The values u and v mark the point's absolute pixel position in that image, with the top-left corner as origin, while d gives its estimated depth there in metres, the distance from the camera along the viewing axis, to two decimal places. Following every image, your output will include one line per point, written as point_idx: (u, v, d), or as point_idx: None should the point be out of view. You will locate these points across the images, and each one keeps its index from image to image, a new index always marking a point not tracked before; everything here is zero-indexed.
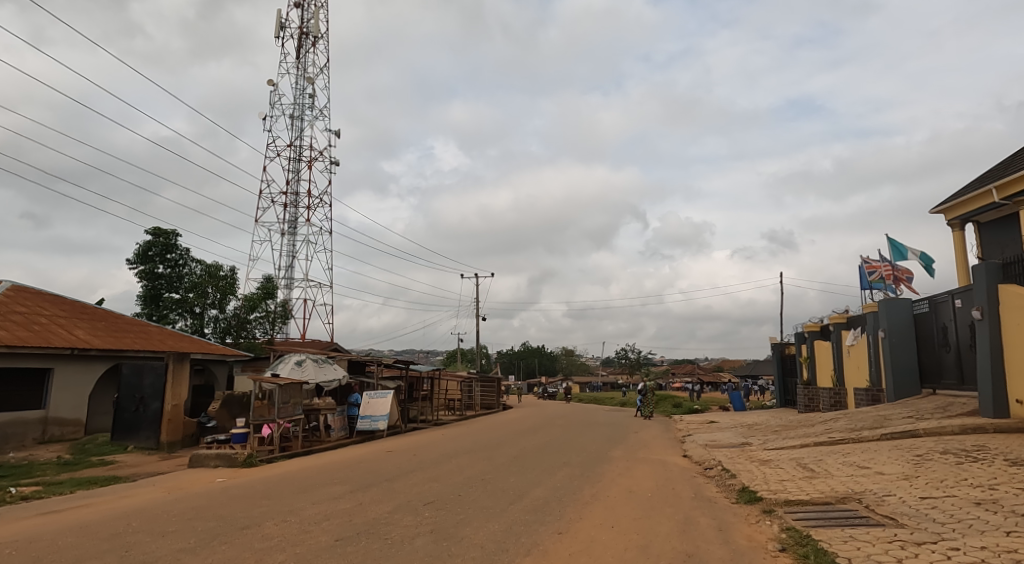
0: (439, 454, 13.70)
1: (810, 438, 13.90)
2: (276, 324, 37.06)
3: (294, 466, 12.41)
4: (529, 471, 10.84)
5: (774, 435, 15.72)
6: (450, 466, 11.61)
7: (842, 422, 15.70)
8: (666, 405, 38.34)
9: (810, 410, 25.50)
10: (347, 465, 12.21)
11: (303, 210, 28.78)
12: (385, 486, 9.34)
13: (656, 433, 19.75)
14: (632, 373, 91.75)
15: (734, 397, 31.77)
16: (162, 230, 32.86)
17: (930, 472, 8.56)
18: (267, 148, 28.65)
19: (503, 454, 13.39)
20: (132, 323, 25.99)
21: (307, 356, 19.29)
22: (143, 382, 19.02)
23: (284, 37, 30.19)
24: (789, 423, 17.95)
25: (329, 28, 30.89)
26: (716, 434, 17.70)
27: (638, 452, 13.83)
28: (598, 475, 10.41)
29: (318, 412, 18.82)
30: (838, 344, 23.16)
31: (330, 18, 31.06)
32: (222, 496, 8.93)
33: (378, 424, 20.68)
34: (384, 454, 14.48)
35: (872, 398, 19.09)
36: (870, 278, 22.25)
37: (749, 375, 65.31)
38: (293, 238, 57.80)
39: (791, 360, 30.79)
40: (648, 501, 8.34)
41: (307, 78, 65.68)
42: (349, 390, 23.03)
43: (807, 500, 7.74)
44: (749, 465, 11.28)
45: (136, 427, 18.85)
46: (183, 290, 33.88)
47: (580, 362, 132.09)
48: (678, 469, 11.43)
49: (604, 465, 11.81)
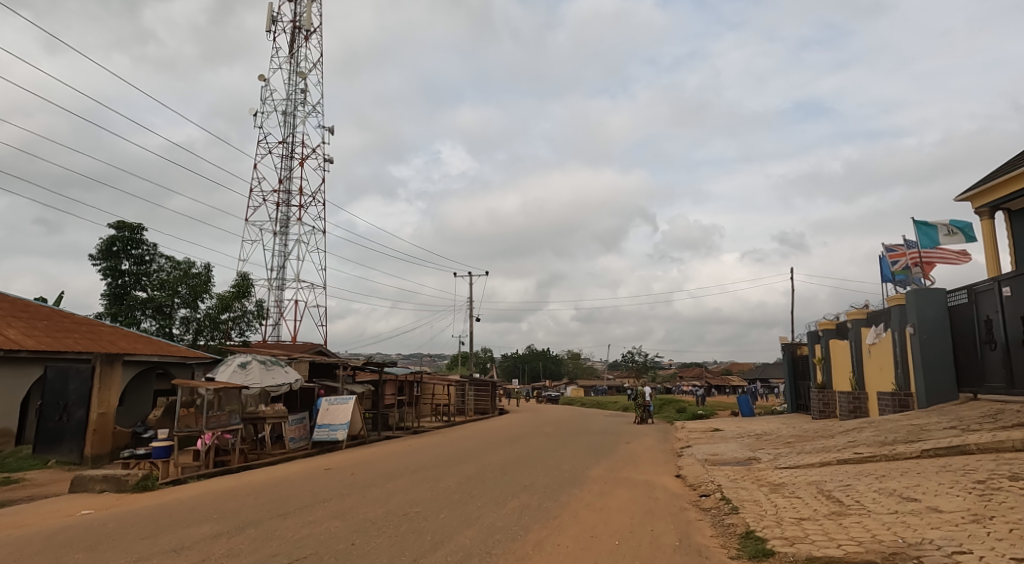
0: (381, 474, 11.32)
1: (831, 453, 11.42)
2: (251, 325, 34.86)
3: (194, 491, 10.10)
4: (472, 501, 8.41)
5: (787, 449, 13.22)
6: (377, 492, 9.21)
7: (869, 432, 13.20)
8: (668, 411, 35.64)
9: (825, 416, 22.99)
10: (257, 490, 9.87)
11: (294, 209, 29.65)
12: (265, 528, 6.97)
13: (652, 444, 17.25)
14: (639, 376, 88.67)
15: (743, 402, 29.14)
16: (126, 224, 30.62)
17: (1011, 512, 6.12)
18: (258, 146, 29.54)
19: (456, 474, 11.02)
20: (81, 323, 23.84)
21: (253, 358, 17.02)
22: (68, 388, 16.85)
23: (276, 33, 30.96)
24: (805, 433, 15.42)
25: (320, 25, 31.36)
26: (720, 447, 15.19)
27: (620, 471, 11.37)
28: (558, 509, 7.97)
29: (263, 420, 16.52)
30: (856, 343, 20.66)
31: (322, 14, 31.53)
32: (38, 543, 6.60)
33: (337, 433, 18.38)
34: (321, 471, 12.17)
35: (900, 404, 16.48)
36: (894, 268, 19.70)
37: (757, 378, 62.55)
38: (283, 239, 55.74)
39: (802, 362, 28.33)
40: (610, 555, 5.92)
41: (299, 72, 63.70)
42: (311, 396, 20.71)
43: (840, 558, 5.32)
44: (758, 492, 8.81)
45: (59, 439, 16.64)
46: (151, 289, 31.63)
47: (586, 365, 129.26)
48: (666, 497, 8.97)
49: (571, 490, 9.40)
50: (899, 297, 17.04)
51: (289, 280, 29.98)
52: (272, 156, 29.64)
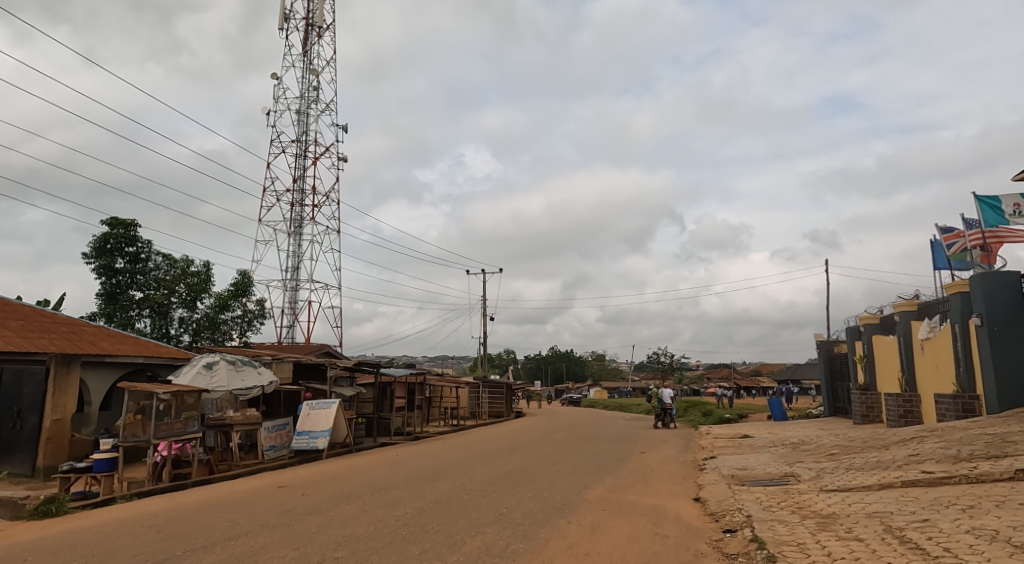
0: (335, 495, 9.37)
1: (892, 472, 9.14)
2: (253, 325, 33.52)
3: (98, 517, 8.30)
4: (418, 541, 6.41)
5: (831, 463, 10.97)
6: (309, 525, 7.27)
7: (933, 444, 10.85)
8: (695, 411, 34.10)
9: (869, 421, 20.51)
10: (171, 517, 8.00)
11: (309, 208, 28.75)
12: None
13: (671, 455, 15.04)
14: (665, 377, 85.52)
15: (774, 404, 26.76)
16: (120, 220, 29.17)
17: None
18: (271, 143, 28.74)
19: (423, 497, 9.02)
20: (62, 323, 22.49)
21: (222, 358, 15.31)
22: (21, 392, 15.27)
23: (289, 31, 30.20)
24: (851, 443, 13.08)
25: (333, 22, 30.77)
26: (749, 459, 12.97)
27: (624, 493, 9.27)
28: (527, 555, 5.96)
29: (231, 428, 14.82)
30: (905, 339, 18.20)
31: (334, 11, 30.97)
32: None
33: (317, 441, 16.56)
34: (272, 489, 10.29)
35: (964, 408, 14.02)
36: (951, 252, 17.21)
37: (790, 379, 59.51)
38: (297, 241, 54.61)
39: (840, 361, 25.82)
40: None
41: (314, 70, 62.58)
42: (297, 399, 18.99)
43: None
44: (800, 528, 6.65)
45: (10, 449, 15.09)
46: (147, 288, 30.12)
47: (611, 367, 126.29)
48: (677, 535, 6.87)
49: (554, 522, 7.36)
50: (961, 282, 14.53)
51: (302, 281, 28.73)
52: (285, 155, 28.85)
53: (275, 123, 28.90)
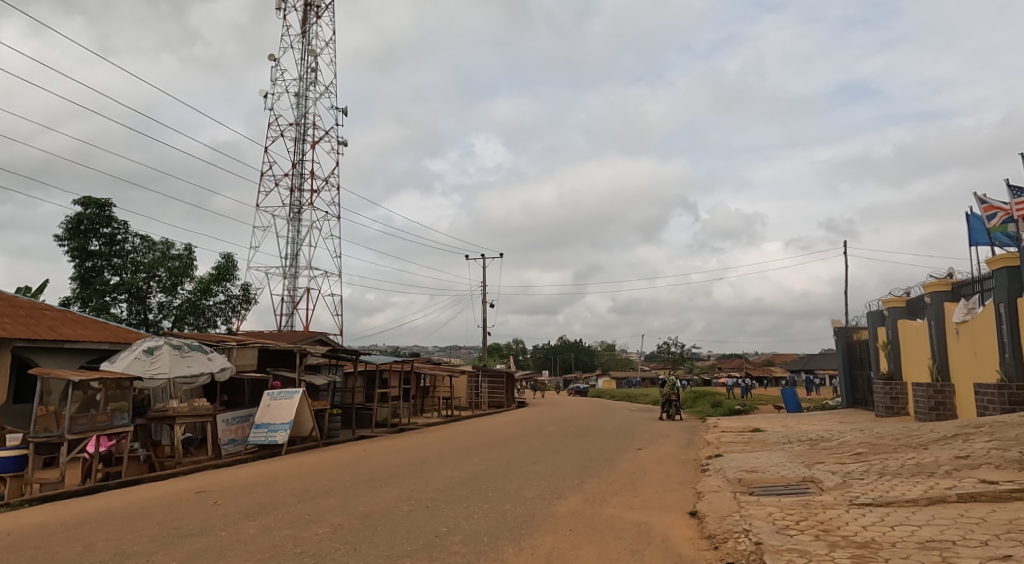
0: (250, 506, 7.65)
1: (941, 480, 7.26)
2: (238, 310, 32.11)
3: None
4: None
5: (859, 467, 9.09)
6: (179, 554, 5.52)
7: (986, 443, 8.91)
8: (703, 403, 32.06)
9: (893, 413, 18.57)
10: (25, 535, 6.33)
11: (309, 194, 26.12)
12: None
13: (670, 451, 13.22)
14: (675, 367, 83.58)
15: (787, 395, 24.93)
16: (94, 200, 27.63)
17: None
18: (267, 127, 25.95)
19: (351, 509, 7.25)
20: (20, 307, 20.97)
21: (166, 341, 13.67)
22: None
23: (285, 10, 28.15)
24: (882, 440, 11.18)
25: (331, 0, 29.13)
26: (758, 458, 11.14)
27: (602, 505, 7.47)
28: None
29: (173, 421, 13.16)
30: (938, 323, 16.19)
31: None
32: None
33: (277, 435, 14.88)
34: (185, 496, 8.60)
35: (1011, 401, 12.07)
36: (992, 224, 15.11)
37: (803, 368, 57.66)
38: (295, 227, 53.00)
39: (860, 349, 23.83)
40: None
41: (312, 51, 60.63)
42: (264, 387, 17.36)
43: None
44: None
45: None
46: (124, 272, 28.61)
47: (620, 357, 124.52)
48: None
49: (498, 551, 5.58)
50: (1009, 254, 12.50)
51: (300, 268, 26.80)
52: (284, 139, 25.85)
53: (271, 105, 26.18)
